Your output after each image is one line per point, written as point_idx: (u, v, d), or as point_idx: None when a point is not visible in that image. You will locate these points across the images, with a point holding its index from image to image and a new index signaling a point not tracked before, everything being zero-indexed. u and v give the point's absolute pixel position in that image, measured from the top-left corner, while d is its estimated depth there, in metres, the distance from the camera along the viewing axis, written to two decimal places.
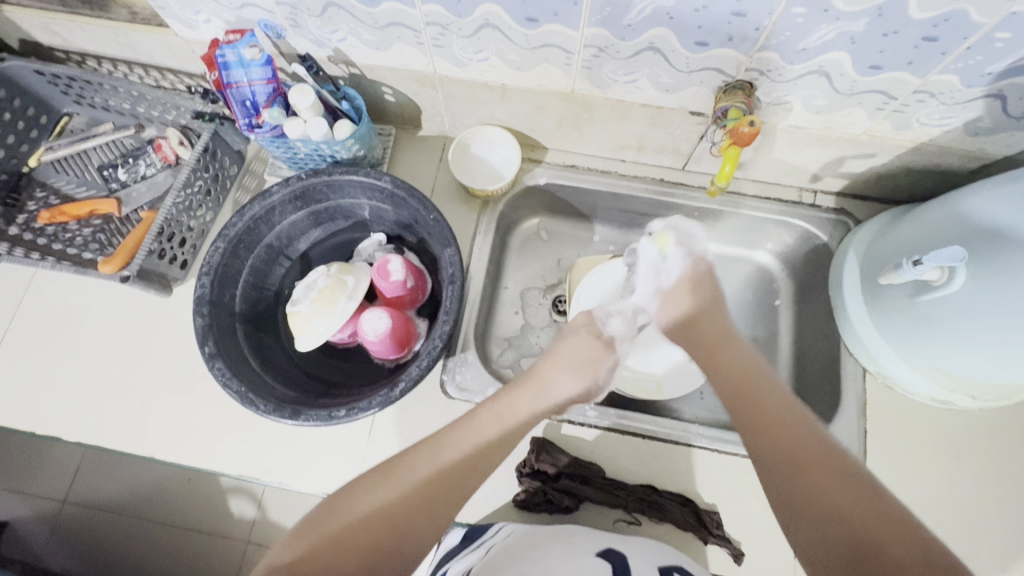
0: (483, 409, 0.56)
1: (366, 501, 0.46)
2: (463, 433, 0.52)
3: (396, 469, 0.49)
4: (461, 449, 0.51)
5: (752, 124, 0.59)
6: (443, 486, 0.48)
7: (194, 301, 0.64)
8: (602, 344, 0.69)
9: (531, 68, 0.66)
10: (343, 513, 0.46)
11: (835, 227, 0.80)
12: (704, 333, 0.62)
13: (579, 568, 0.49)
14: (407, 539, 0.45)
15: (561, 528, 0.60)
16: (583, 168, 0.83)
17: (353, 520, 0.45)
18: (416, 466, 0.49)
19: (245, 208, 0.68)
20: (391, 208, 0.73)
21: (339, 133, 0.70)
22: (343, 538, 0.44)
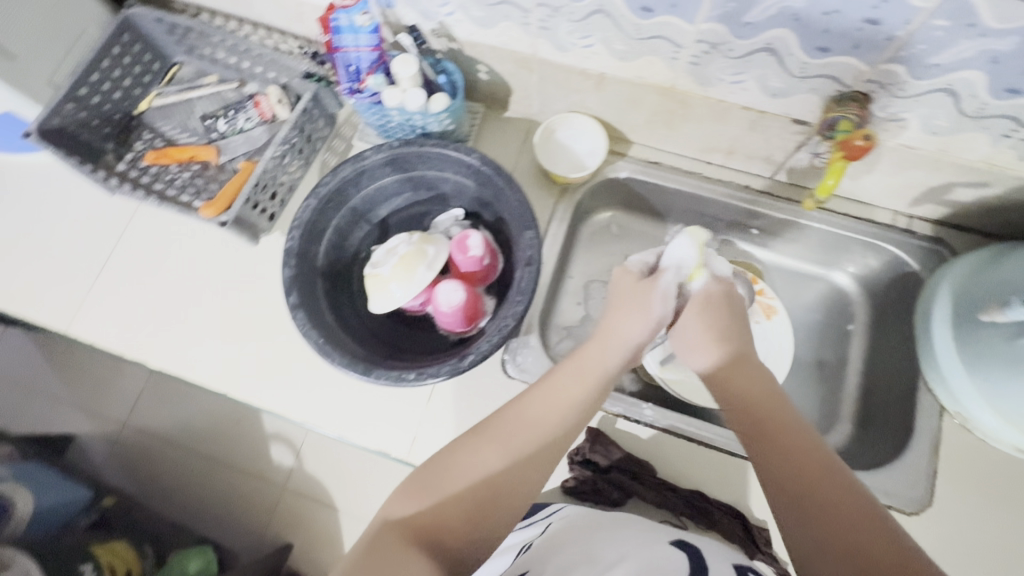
0: (565, 370, 0.58)
1: (474, 456, 0.50)
2: (549, 391, 0.55)
3: (494, 426, 0.53)
4: (553, 407, 0.54)
5: (865, 139, 0.60)
6: (539, 446, 0.52)
7: (283, 252, 0.68)
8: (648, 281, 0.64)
9: (635, 59, 0.66)
10: (453, 464, 0.50)
11: (927, 256, 0.76)
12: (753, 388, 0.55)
13: (649, 551, 0.50)
14: (512, 490, 0.49)
15: (612, 515, 0.60)
16: (666, 167, 0.82)
17: (463, 469, 0.49)
18: (513, 426, 0.52)
19: (337, 169, 0.71)
20: (474, 185, 0.74)
21: (435, 105, 0.71)
22: (456, 487, 0.48)
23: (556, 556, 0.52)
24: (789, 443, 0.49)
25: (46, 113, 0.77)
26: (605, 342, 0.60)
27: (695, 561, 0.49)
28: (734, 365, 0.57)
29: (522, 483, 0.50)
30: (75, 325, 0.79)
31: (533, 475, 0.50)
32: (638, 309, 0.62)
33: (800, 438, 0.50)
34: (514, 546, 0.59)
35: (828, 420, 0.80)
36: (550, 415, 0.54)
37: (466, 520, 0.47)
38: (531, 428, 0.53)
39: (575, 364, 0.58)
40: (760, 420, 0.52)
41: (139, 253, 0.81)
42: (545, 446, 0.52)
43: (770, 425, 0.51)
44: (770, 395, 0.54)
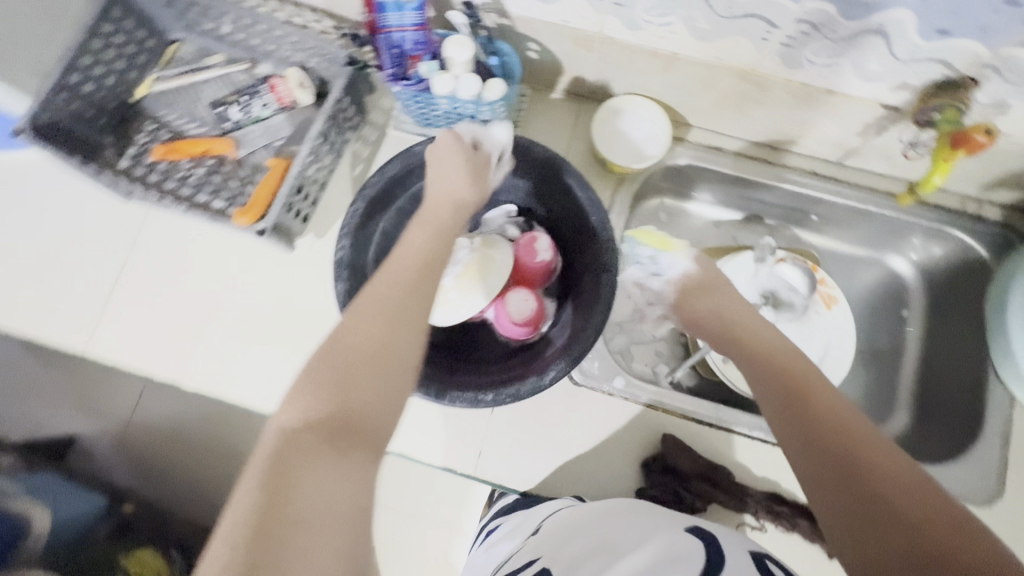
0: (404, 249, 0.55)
1: (344, 356, 0.45)
2: (392, 272, 0.51)
3: (350, 333, 0.47)
4: (400, 290, 0.50)
5: (988, 133, 0.55)
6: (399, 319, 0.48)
7: (335, 263, 0.61)
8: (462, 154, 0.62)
9: (718, 39, 0.59)
10: (325, 380, 0.44)
11: (997, 243, 0.74)
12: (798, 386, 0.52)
13: (663, 542, 0.49)
14: (386, 369, 0.46)
15: (629, 502, 0.58)
16: (727, 153, 0.77)
17: (337, 373, 0.44)
18: (366, 318, 0.48)
19: (387, 167, 0.64)
20: (533, 180, 0.69)
21: (491, 92, 0.64)
22: (335, 391, 0.44)
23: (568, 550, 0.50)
24: (831, 431, 0.47)
25: (35, 108, 0.66)
26: (432, 213, 0.58)
27: (709, 544, 0.48)
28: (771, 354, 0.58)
29: (393, 354, 0.47)
30: (95, 345, 0.71)
31: (403, 340, 0.47)
32: (451, 167, 0.61)
33: (859, 439, 0.45)
34: (523, 527, 0.59)
35: (886, 408, 0.79)
36: (394, 289, 0.50)
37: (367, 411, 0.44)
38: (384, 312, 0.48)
39: (410, 243, 0.55)
40: (804, 412, 0.50)
41: (157, 263, 0.73)
42: (400, 317, 0.48)
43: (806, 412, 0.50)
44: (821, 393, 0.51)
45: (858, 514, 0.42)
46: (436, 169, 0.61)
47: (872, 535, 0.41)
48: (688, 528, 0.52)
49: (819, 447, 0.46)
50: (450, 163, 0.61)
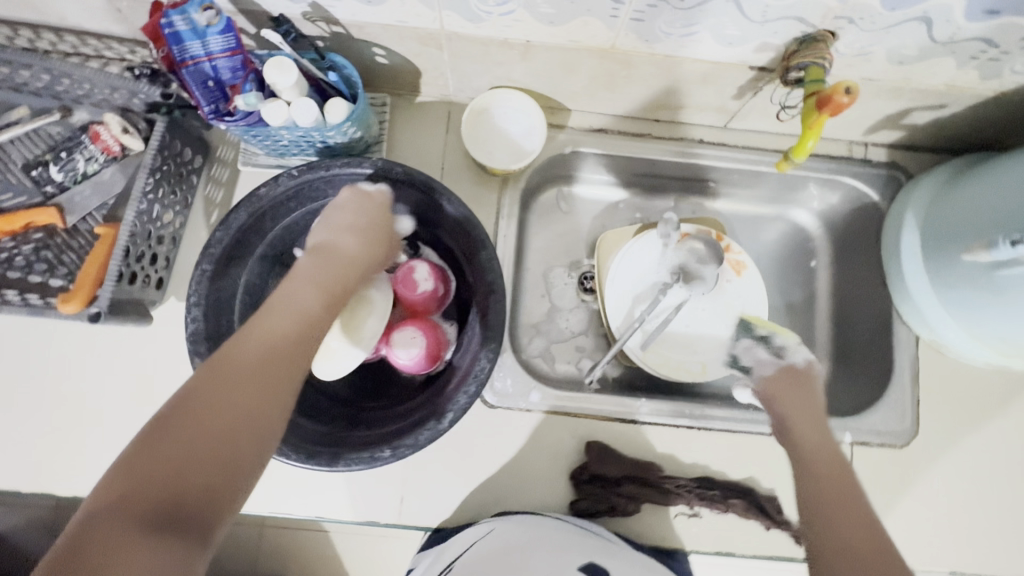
0: (298, 278, 0.50)
1: (219, 396, 0.39)
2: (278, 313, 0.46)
3: (217, 375, 0.40)
4: (291, 320, 0.46)
5: (849, 90, 0.49)
6: (286, 356, 0.43)
7: (188, 338, 0.54)
8: (374, 209, 0.57)
9: (567, 21, 0.54)
10: (161, 434, 0.36)
11: (886, 183, 0.74)
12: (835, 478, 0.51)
13: None
14: (248, 419, 0.39)
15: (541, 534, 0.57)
16: (611, 133, 0.73)
17: (197, 417, 0.37)
18: (253, 349, 0.42)
19: (229, 218, 0.56)
20: (405, 201, 0.62)
21: (332, 115, 0.57)
22: (196, 431, 0.37)
23: None
24: (838, 481, 0.50)
25: None
26: (331, 247, 0.54)
27: None
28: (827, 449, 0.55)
29: (257, 411, 0.40)
30: None
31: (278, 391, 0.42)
32: (353, 214, 0.56)
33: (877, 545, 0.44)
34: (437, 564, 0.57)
35: None
36: (276, 335, 0.44)
37: (203, 473, 0.36)
38: (253, 356, 0.42)
39: (297, 280, 0.50)
40: (831, 495, 0.49)
41: None
42: (281, 356, 0.43)
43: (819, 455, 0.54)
44: (831, 450, 0.54)
45: (847, 551, 0.44)
46: (343, 212, 0.56)
47: None
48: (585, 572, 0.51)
49: (829, 495, 0.49)
50: (354, 219, 0.55)
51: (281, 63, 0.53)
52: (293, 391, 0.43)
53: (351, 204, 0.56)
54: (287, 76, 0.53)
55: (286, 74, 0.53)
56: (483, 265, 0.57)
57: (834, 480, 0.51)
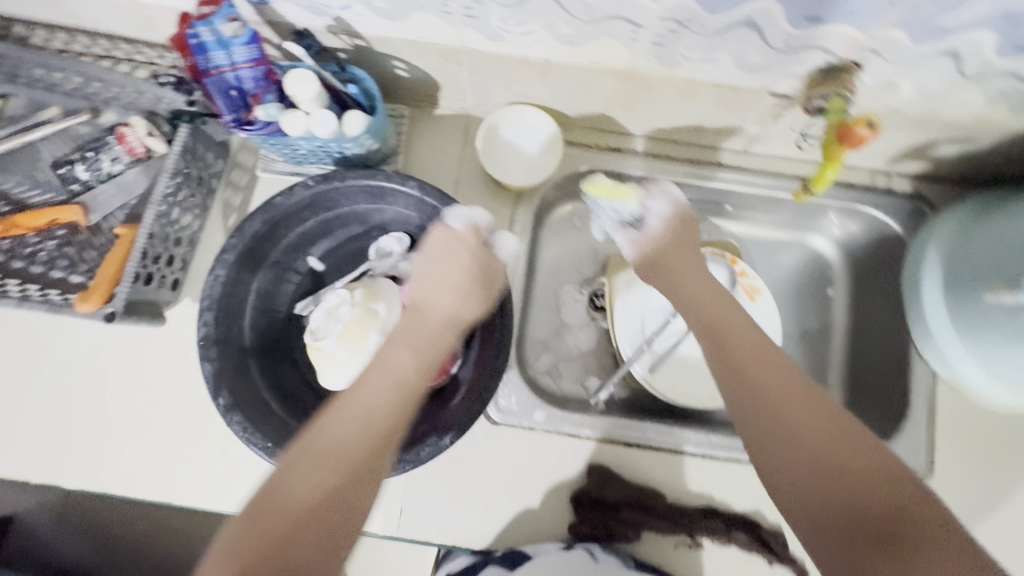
0: (398, 341, 0.51)
1: (307, 480, 0.42)
2: (373, 382, 0.47)
3: (311, 456, 0.43)
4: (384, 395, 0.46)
5: (871, 125, 0.49)
6: (375, 440, 0.44)
7: (198, 342, 0.55)
8: (468, 253, 0.56)
9: (587, 43, 0.54)
10: (259, 516, 0.40)
11: (908, 214, 0.72)
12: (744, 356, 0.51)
13: None
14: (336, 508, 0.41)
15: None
16: (628, 153, 0.72)
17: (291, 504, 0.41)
18: (345, 429, 0.44)
19: (244, 226, 0.57)
20: (418, 215, 0.63)
21: (351, 127, 0.57)
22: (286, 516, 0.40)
23: None
24: (758, 358, 0.51)
25: None
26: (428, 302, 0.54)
27: None
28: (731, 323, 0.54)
29: (342, 498, 0.42)
30: None
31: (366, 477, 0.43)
32: (448, 262, 0.55)
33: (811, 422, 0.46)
34: None
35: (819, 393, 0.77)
36: (370, 416, 0.45)
37: (309, 550, 0.40)
38: (345, 439, 0.43)
39: (395, 343, 0.50)
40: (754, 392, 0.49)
41: (14, 354, 0.65)
42: (370, 441, 0.44)
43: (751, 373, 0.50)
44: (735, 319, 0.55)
45: (793, 460, 0.45)
46: (438, 261, 0.56)
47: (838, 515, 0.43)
48: None
49: (749, 395, 0.49)
50: (444, 266, 0.55)
51: (302, 75, 0.54)
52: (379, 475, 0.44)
53: (438, 247, 0.56)
54: (308, 89, 0.54)
55: (306, 87, 0.54)
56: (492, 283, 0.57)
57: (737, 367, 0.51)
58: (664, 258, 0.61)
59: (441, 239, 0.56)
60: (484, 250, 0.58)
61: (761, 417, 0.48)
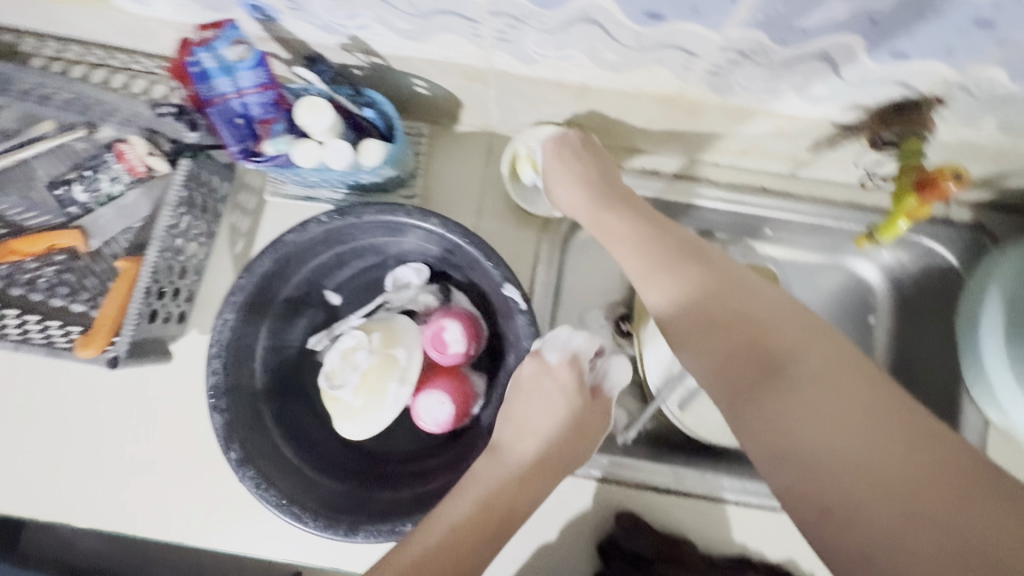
0: (467, 493, 0.46)
1: None
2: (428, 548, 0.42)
3: None
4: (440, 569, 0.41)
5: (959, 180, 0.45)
6: None
7: (207, 392, 0.51)
8: (570, 394, 0.51)
9: (632, 69, 0.48)
10: None
11: (966, 246, 0.67)
12: (698, 298, 0.42)
13: None
14: None
15: None
16: (664, 175, 0.67)
17: None
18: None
19: (254, 265, 0.53)
20: (438, 249, 0.58)
21: (367, 157, 0.52)
22: None
23: None
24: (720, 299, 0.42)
25: None
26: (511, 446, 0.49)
27: None
28: (676, 256, 0.45)
29: None
30: None
31: None
32: (540, 400, 0.50)
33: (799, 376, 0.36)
34: None
35: None
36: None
37: None
38: None
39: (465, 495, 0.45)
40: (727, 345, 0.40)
41: (19, 387, 0.62)
42: None
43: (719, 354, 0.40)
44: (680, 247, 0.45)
45: (776, 442, 0.36)
46: (526, 399, 0.51)
47: (841, 533, 0.32)
48: None
49: (716, 352, 0.40)
50: (541, 406, 0.50)
51: (316, 103, 0.49)
52: None
53: (532, 378, 0.51)
54: (321, 118, 0.49)
55: (320, 117, 0.49)
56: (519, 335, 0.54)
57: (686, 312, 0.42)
58: (588, 205, 0.53)
59: (534, 376, 0.51)
60: (581, 387, 0.52)
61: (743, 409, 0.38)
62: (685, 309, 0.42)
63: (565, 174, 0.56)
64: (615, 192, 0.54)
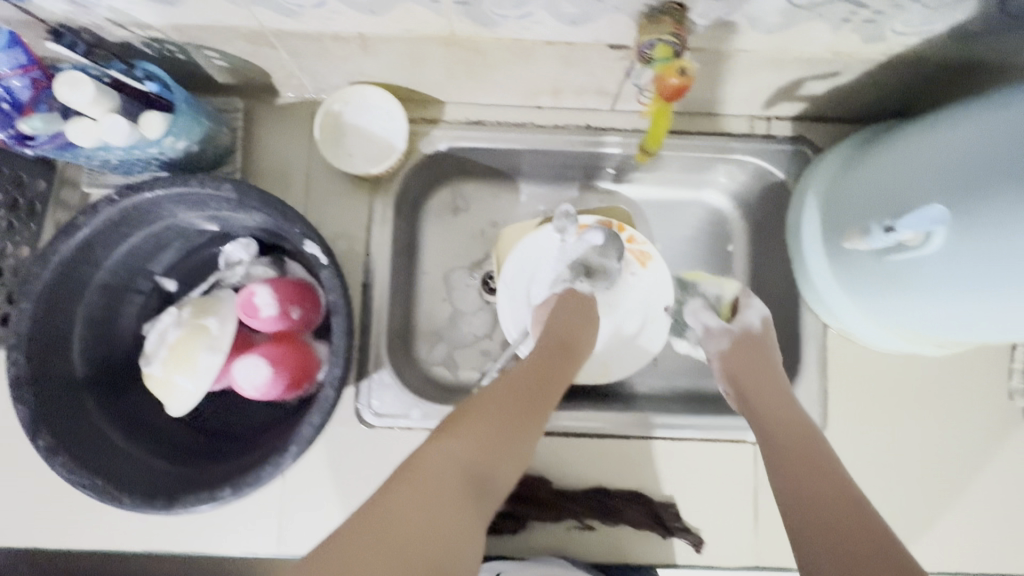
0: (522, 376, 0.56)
1: (434, 469, 0.46)
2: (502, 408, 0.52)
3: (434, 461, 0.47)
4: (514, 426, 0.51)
5: (682, 74, 0.49)
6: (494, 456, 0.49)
7: (9, 383, 0.50)
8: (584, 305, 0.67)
9: (388, 10, 0.48)
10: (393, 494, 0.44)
11: (792, 160, 0.68)
12: (754, 365, 0.59)
13: None
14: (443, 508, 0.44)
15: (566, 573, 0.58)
16: (490, 124, 0.67)
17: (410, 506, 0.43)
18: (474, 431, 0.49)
19: (46, 252, 0.52)
20: (248, 217, 0.58)
21: (150, 130, 0.52)
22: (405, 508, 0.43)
23: None
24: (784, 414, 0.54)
25: None
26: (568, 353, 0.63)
27: None
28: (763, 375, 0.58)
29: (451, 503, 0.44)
30: None
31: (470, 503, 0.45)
32: (577, 313, 0.66)
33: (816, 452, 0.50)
34: None
35: None
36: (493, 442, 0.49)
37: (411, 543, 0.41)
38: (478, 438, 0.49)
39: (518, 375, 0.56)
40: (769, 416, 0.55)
41: None
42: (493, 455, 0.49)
43: (793, 472, 0.48)
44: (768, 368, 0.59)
45: (801, 484, 0.47)
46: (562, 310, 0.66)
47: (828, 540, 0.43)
48: None
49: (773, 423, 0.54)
50: (575, 316, 0.65)
51: (77, 78, 0.47)
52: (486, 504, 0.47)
53: (562, 305, 0.66)
54: (85, 94, 0.48)
55: (83, 91, 0.48)
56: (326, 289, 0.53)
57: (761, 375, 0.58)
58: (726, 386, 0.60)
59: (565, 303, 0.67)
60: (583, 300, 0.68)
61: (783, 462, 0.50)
62: (753, 386, 0.58)
63: (757, 368, 0.59)
64: (765, 368, 0.59)
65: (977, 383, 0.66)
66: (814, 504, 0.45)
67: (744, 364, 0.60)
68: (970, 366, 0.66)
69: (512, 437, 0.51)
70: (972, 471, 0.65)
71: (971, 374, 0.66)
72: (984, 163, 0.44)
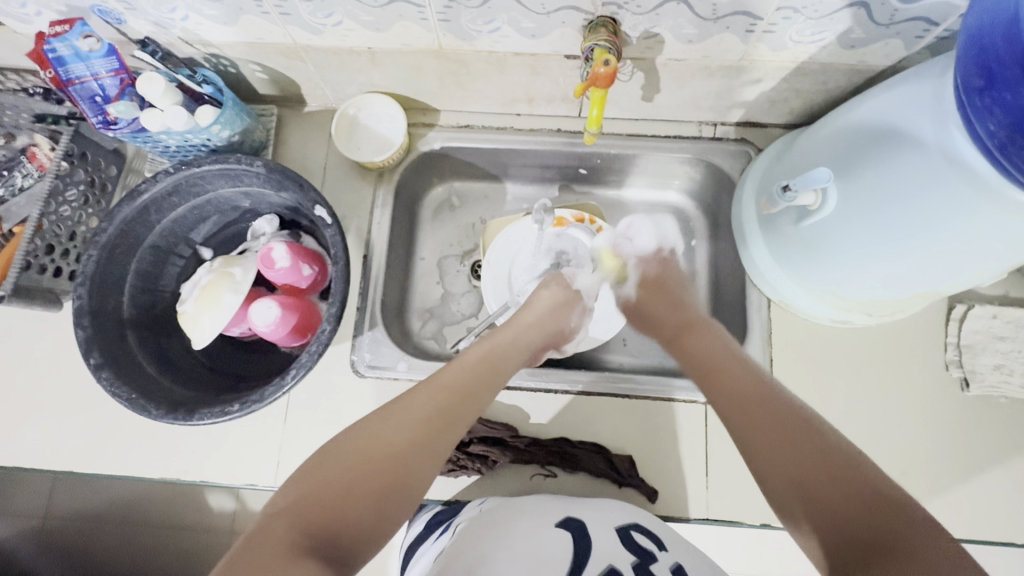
0: (428, 388, 0.54)
1: (322, 486, 0.44)
2: (398, 420, 0.50)
3: (328, 477, 0.45)
4: (411, 434, 0.49)
5: (606, 64, 0.57)
6: (393, 468, 0.47)
7: (73, 313, 0.62)
8: (571, 292, 0.76)
9: (390, 27, 0.63)
10: (284, 519, 0.42)
11: (736, 158, 0.78)
12: (704, 359, 0.61)
13: (542, 540, 0.52)
14: (329, 519, 0.43)
15: (510, 503, 0.61)
16: (477, 128, 0.81)
17: (309, 526, 0.42)
18: (364, 444, 0.48)
19: (114, 212, 0.65)
20: (273, 193, 0.71)
21: (203, 119, 0.66)
22: (298, 525, 0.41)
23: (477, 546, 0.52)
24: (739, 384, 0.55)
25: None
26: (484, 351, 0.61)
27: (579, 537, 0.53)
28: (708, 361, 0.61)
29: (345, 514, 0.43)
30: None
31: (375, 511, 0.45)
32: (559, 310, 0.73)
33: (770, 407, 0.51)
34: (427, 561, 0.56)
35: None
36: (392, 451, 0.48)
37: (303, 551, 0.40)
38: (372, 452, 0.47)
39: (430, 386, 0.55)
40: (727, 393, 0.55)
41: None
42: (392, 470, 0.47)
43: (766, 437, 0.49)
44: (724, 352, 0.61)
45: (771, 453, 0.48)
46: (525, 315, 0.70)
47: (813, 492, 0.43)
48: (558, 523, 0.56)
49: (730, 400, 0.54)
50: (555, 308, 0.73)
51: (152, 76, 0.63)
52: (389, 513, 0.45)
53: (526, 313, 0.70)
54: (156, 87, 0.63)
55: (157, 85, 0.63)
56: (331, 245, 0.65)
57: (710, 369, 0.59)
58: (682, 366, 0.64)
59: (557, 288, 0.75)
60: (569, 292, 0.76)
61: (751, 423, 0.51)
62: (709, 371, 0.59)
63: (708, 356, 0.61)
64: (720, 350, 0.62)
65: (914, 355, 0.72)
66: (789, 465, 0.46)
67: (703, 358, 0.61)
68: (907, 340, 0.72)
69: (419, 448, 0.49)
70: (915, 438, 0.69)
71: (910, 347, 0.72)
72: (878, 124, 0.54)
